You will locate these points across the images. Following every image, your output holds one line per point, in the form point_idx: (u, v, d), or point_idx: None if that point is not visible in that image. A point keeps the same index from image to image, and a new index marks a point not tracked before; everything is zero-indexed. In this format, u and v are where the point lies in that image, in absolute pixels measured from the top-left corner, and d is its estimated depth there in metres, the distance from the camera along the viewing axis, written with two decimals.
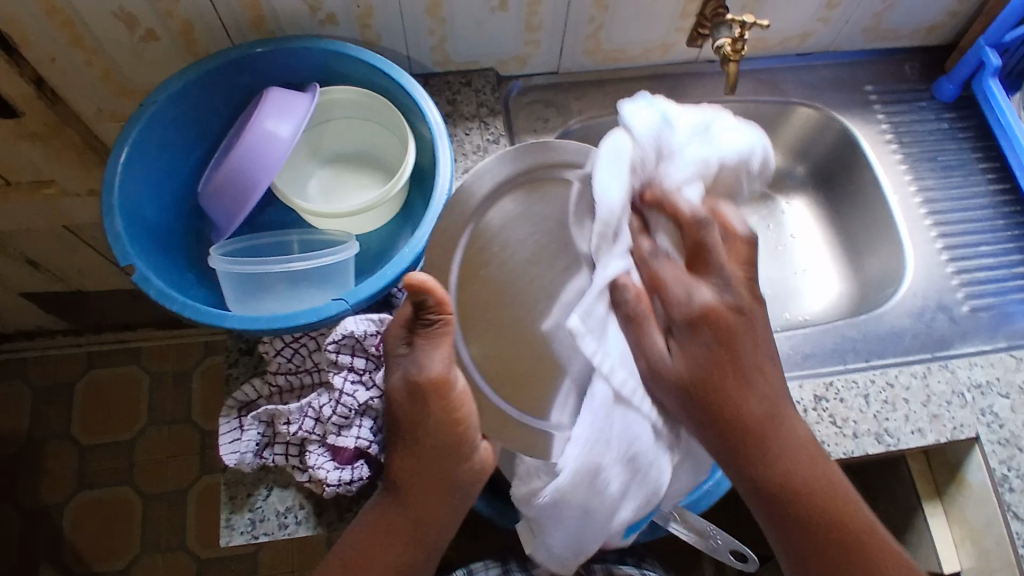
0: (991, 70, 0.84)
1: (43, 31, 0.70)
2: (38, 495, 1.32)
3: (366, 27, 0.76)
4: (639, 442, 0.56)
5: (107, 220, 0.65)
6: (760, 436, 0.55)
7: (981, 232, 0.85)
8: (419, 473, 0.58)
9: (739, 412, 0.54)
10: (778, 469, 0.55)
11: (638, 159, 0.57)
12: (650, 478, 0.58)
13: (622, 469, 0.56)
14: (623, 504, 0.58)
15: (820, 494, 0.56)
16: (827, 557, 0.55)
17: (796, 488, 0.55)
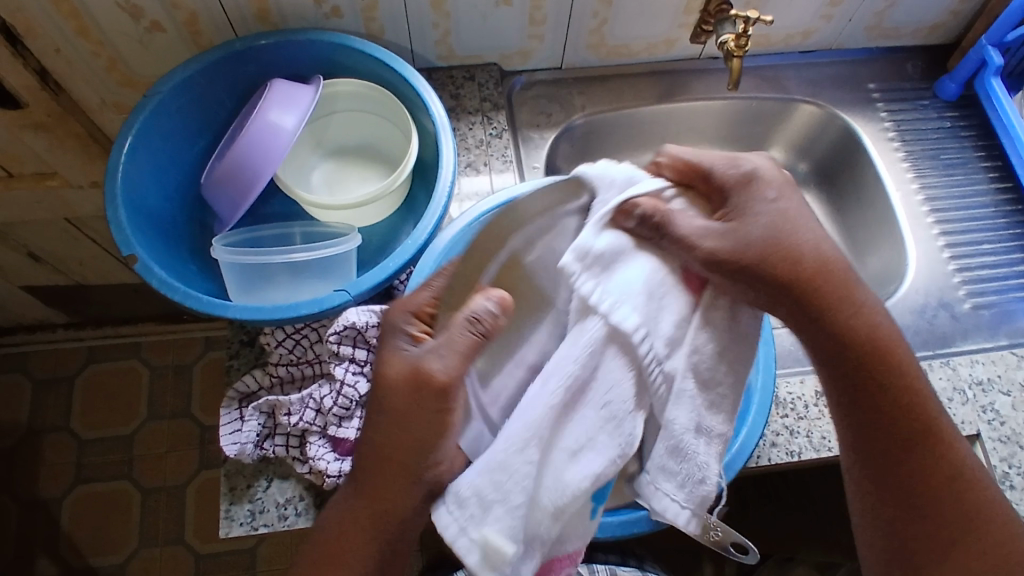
0: (993, 69, 0.84)
1: (48, 21, 0.70)
2: (37, 488, 1.32)
3: (370, 21, 0.76)
4: (614, 391, 0.48)
5: (110, 210, 0.65)
6: (828, 296, 0.51)
7: (983, 229, 0.85)
8: (387, 445, 0.52)
9: (799, 260, 0.50)
10: (848, 324, 0.51)
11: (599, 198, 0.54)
12: (625, 434, 0.49)
13: (595, 416, 0.49)
14: (586, 458, 0.48)
15: (886, 364, 0.52)
16: (906, 434, 0.53)
17: (857, 342, 0.51)
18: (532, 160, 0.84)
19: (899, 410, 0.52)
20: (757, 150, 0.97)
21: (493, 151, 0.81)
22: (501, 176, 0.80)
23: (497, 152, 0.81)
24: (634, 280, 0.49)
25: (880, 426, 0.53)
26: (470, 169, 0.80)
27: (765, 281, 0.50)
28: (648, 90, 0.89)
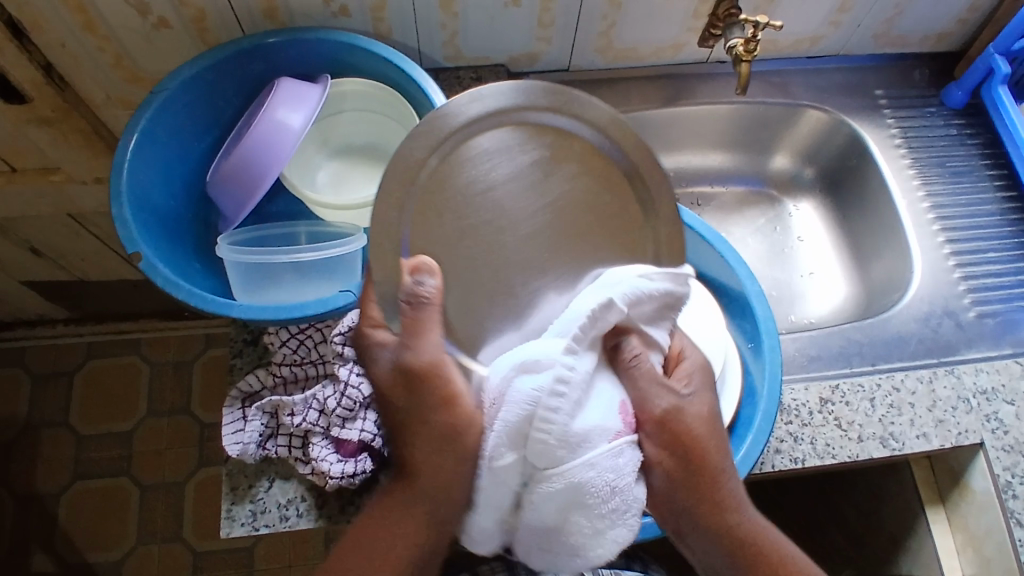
0: (1000, 77, 0.83)
1: (55, 15, 0.69)
2: (34, 483, 1.31)
3: (378, 20, 0.76)
4: (572, 378, 0.48)
5: (115, 206, 0.65)
6: (713, 478, 0.55)
7: (988, 238, 0.84)
8: (415, 446, 0.55)
9: (706, 467, 0.54)
10: (740, 522, 0.55)
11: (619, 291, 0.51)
12: (559, 427, 0.47)
13: (545, 388, 0.47)
14: (511, 415, 0.47)
15: (754, 548, 0.55)
16: (756, 570, 0.55)
17: (730, 543, 0.55)
18: None
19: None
20: (763, 155, 0.97)
21: None
22: None
23: None
24: (603, 399, 0.50)
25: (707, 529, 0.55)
26: None
27: (693, 484, 0.54)
28: (654, 93, 0.89)
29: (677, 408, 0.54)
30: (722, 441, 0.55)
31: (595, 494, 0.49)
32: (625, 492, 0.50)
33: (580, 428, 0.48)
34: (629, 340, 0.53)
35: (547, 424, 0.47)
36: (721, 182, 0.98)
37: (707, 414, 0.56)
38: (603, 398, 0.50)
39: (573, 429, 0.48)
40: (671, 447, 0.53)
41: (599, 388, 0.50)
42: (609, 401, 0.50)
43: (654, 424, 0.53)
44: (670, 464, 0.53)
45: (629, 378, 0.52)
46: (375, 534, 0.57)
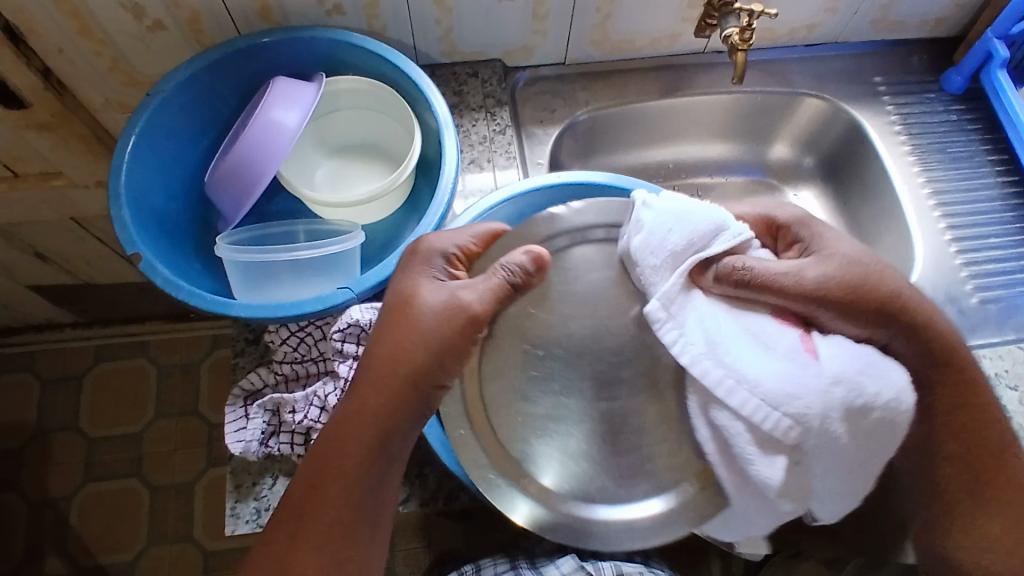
0: (1000, 61, 0.83)
1: (51, 20, 0.70)
2: (46, 486, 1.32)
3: (372, 17, 0.76)
4: (755, 378, 0.47)
5: (114, 209, 0.65)
6: (919, 315, 0.55)
7: (989, 223, 0.84)
8: (375, 384, 0.53)
9: (883, 281, 0.55)
10: (945, 338, 0.57)
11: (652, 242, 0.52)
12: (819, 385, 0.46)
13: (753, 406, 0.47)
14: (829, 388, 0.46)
15: (954, 358, 0.57)
16: (948, 404, 0.58)
17: (927, 357, 0.57)
18: (536, 156, 0.84)
19: (950, 384, 0.57)
20: (762, 144, 0.96)
21: (496, 148, 0.81)
22: (505, 172, 0.80)
23: (500, 149, 0.81)
24: (723, 326, 0.50)
25: (923, 369, 0.57)
26: (473, 166, 0.80)
27: (862, 309, 0.54)
28: (652, 84, 0.88)
29: (823, 269, 0.54)
30: (875, 266, 0.55)
31: (861, 389, 0.47)
32: (872, 367, 0.48)
33: (774, 384, 0.46)
34: (709, 271, 0.52)
35: (758, 392, 0.46)
36: (722, 172, 0.97)
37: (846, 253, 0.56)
38: (764, 331, 0.50)
39: (812, 388, 0.46)
40: (839, 295, 0.53)
41: (698, 299, 0.51)
42: (771, 332, 0.50)
43: (818, 296, 0.52)
44: (844, 310, 0.53)
45: (765, 287, 0.51)
46: (346, 448, 0.53)
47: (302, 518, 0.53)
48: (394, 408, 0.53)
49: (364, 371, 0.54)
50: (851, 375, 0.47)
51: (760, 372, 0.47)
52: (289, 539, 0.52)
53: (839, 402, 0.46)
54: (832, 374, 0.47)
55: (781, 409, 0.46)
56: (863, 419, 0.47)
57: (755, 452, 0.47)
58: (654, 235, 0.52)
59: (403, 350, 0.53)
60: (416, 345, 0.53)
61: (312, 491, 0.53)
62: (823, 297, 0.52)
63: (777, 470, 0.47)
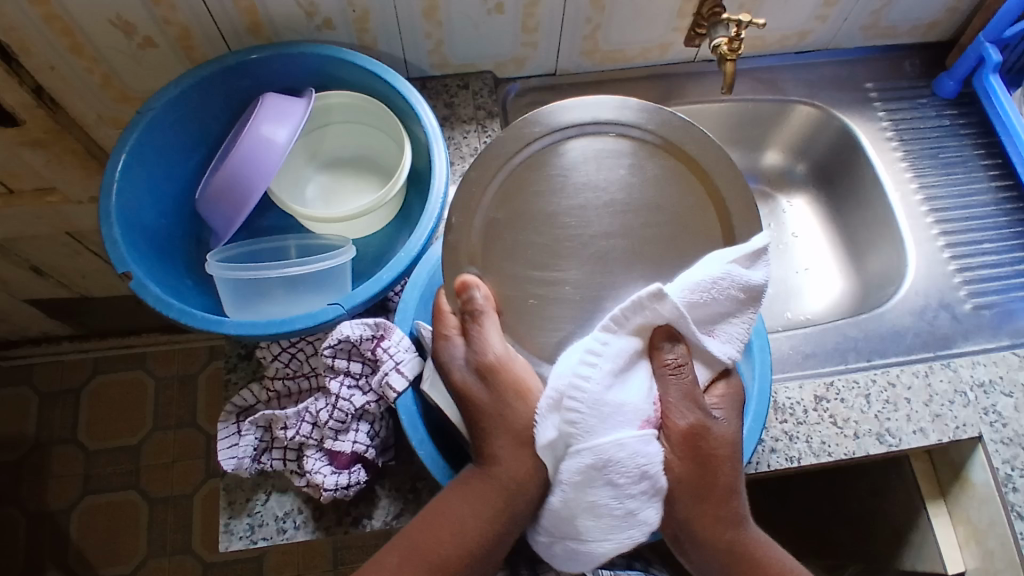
0: (992, 66, 0.83)
1: (42, 38, 0.70)
2: (44, 499, 1.32)
3: (363, 32, 0.76)
4: (592, 388, 0.49)
5: (104, 227, 0.65)
6: (730, 520, 0.53)
7: (983, 229, 0.84)
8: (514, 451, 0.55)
9: (723, 478, 0.52)
10: (752, 541, 0.54)
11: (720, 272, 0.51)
12: (609, 428, 0.49)
13: (575, 404, 0.49)
14: (609, 433, 0.49)
15: (755, 567, 0.54)
16: None
17: (730, 557, 0.53)
18: None
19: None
20: (754, 152, 0.96)
21: None
22: None
23: None
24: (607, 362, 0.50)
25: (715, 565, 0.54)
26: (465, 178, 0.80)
27: (686, 484, 0.52)
28: (643, 94, 0.88)
29: (704, 426, 0.51)
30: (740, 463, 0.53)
31: (625, 475, 0.49)
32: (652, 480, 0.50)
33: (614, 398, 0.49)
34: (666, 344, 0.51)
35: (580, 395, 0.49)
36: None
37: (733, 437, 0.53)
38: (638, 382, 0.51)
39: (603, 430, 0.49)
40: (690, 459, 0.51)
41: (625, 343, 0.51)
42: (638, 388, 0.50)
43: (672, 434, 0.51)
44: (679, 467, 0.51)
45: (667, 386, 0.51)
46: (468, 511, 0.54)
47: (421, 564, 0.54)
48: (528, 481, 0.54)
49: (489, 437, 0.56)
50: (614, 456, 0.49)
51: (604, 392, 0.49)
52: (396, 569, 0.54)
53: (596, 456, 0.49)
54: (622, 441, 0.49)
55: (579, 407, 0.49)
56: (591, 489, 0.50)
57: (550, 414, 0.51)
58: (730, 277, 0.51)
59: (532, 417, 0.55)
60: (519, 425, 0.55)
61: (429, 538, 0.54)
62: (682, 446, 0.51)
63: (549, 427, 0.51)
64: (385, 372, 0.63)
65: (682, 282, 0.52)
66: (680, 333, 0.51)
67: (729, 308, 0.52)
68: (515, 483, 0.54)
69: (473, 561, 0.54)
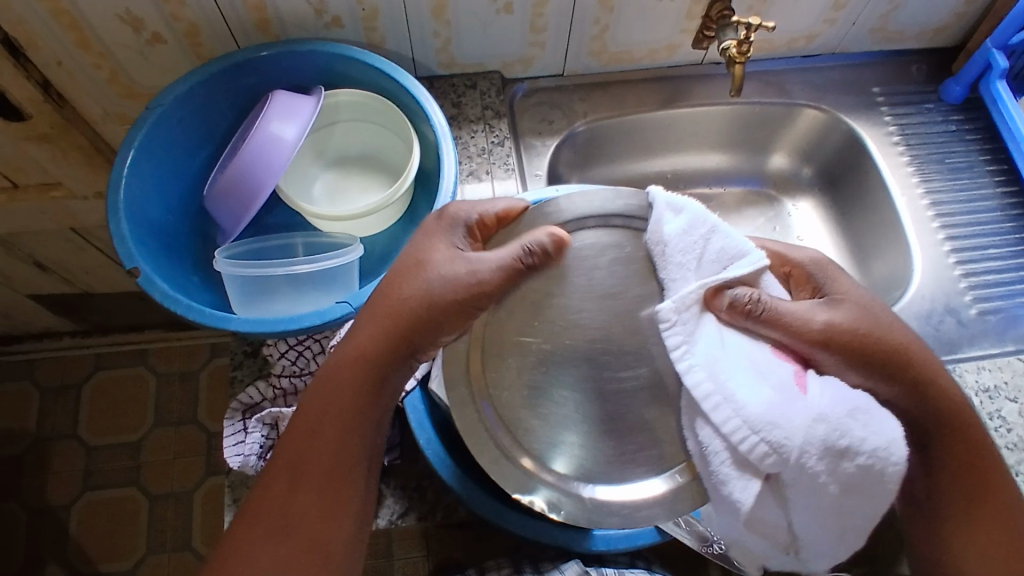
0: (999, 71, 0.83)
1: (50, 32, 0.70)
2: (44, 495, 1.32)
3: (371, 30, 0.76)
4: (741, 408, 0.47)
5: (112, 223, 0.65)
6: (933, 381, 0.57)
7: (988, 234, 0.84)
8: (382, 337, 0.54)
9: (894, 338, 0.56)
10: (947, 401, 0.57)
11: (670, 237, 0.53)
12: (784, 422, 0.46)
13: (749, 436, 0.46)
14: (795, 421, 0.46)
15: (963, 427, 0.57)
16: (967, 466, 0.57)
17: (944, 415, 0.57)
18: (535, 167, 0.84)
19: (954, 448, 0.57)
20: (761, 155, 0.96)
21: (495, 159, 0.81)
22: (503, 183, 0.80)
23: (498, 161, 0.81)
24: (710, 350, 0.50)
25: (948, 442, 0.57)
26: (472, 177, 0.80)
27: (875, 362, 0.55)
28: (651, 95, 0.88)
29: (832, 323, 0.54)
30: (883, 323, 0.56)
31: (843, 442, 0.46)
32: (858, 411, 0.48)
33: (760, 409, 0.47)
34: (729, 292, 0.52)
35: (740, 414, 0.47)
36: (722, 183, 0.97)
37: (860, 312, 0.56)
38: (742, 362, 0.50)
39: (790, 419, 0.46)
40: (848, 347, 0.54)
41: (706, 331, 0.51)
42: (743, 357, 0.50)
43: (819, 342, 0.53)
44: (851, 367, 0.55)
45: (773, 323, 0.52)
46: (337, 400, 0.53)
47: (299, 465, 0.52)
48: (387, 358, 0.54)
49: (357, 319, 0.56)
50: (836, 419, 0.47)
51: (762, 402, 0.47)
52: (286, 489, 0.52)
53: (830, 430, 0.46)
54: (819, 416, 0.47)
55: (760, 435, 0.46)
56: (841, 463, 0.47)
57: (728, 469, 0.48)
58: (673, 236, 0.53)
59: (397, 302, 0.54)
60: (410, 292, 0.54)
61: (306, 438, 0.53)
62: (821, 346, 0.53)
63: (745, 490, 0.47)
64: None
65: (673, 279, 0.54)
66: (727, 284, 0.52)
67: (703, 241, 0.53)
68: (375, 360, 0.54)
69: (356, 451, 0.53)
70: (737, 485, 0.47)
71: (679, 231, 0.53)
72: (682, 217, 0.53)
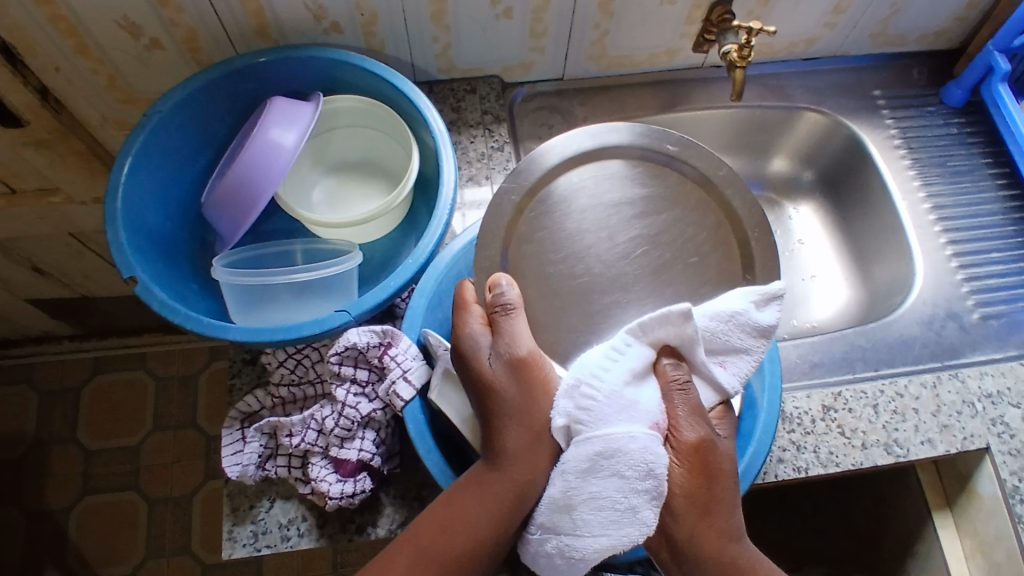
0: (1001, 75, 0.82)
1: (48, 39, 0.70)
2: (42, 498, 1.32)
3: (370, 35, 0.76)
4: (602, 387, 0.51)
5: (109, 231, 0.65)
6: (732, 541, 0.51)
7: (990, 238, 0.84)
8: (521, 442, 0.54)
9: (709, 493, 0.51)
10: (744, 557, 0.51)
11: (734, 313, 0.53)
12: (603, 420, 0.50)
13: (579, 404, 0.51)
14: (608, 424, 0.50)
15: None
16: None
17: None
18: None
19: None
20: (762, 158, 0.96)
21: (494, 164, 0.81)
22: None
23: (498, 166, 0.81)
24: (630, 365, 0.51)
25: None
26: (471, 182, 0.80)
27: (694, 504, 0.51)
28: (650, 100, 0.88)
29: (711, 442, 0.52)
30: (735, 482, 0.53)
31: (633, 468, 0.49)
32: (655, 478, 0.49)
33: (629, 395, 0.51)
34: (667, 361, 0.53)
35: (595, 387, 0.51)
36: None
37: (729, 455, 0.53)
38: (649, 392, 0.52)
39: (614, 419, 0.50)
40: (699, 473, 0.51)
41: (639, 352, 0.52)
42: (652, 401, 0.52)
43: (676, 448, 0.51)
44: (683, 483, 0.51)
45: (674, 400, 0.52)
46: (478, 513, 0.53)
47: (423, 555, 0.53)
48: (533, 477, 0.54)
49: (493, 423, 0.55)
50: (639, 455, 0.49)
51: (627, 395, 0.51)
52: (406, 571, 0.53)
53: (606, 443, 0.49)
54: (635, 433, 0.49)
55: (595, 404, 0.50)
56: (598, 472, 0.50)
57: (562, 401, 0.52)
58: (744, 320, 0.53)
59: (532, 411, 0.54)
60: (536, 409, 0.54)
61: (438, 537, 0.53)
62: (688, 458, 0.51)
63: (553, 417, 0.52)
64: (392, 380, 0.62)
65: (710, 309, 0.54)
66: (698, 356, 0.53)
67: (736, 347, 0.54)
68: (520, 480, 0.54)
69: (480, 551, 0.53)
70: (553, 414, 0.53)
71: (745, 314, 0.53)
72: (760, 316, 0.53)
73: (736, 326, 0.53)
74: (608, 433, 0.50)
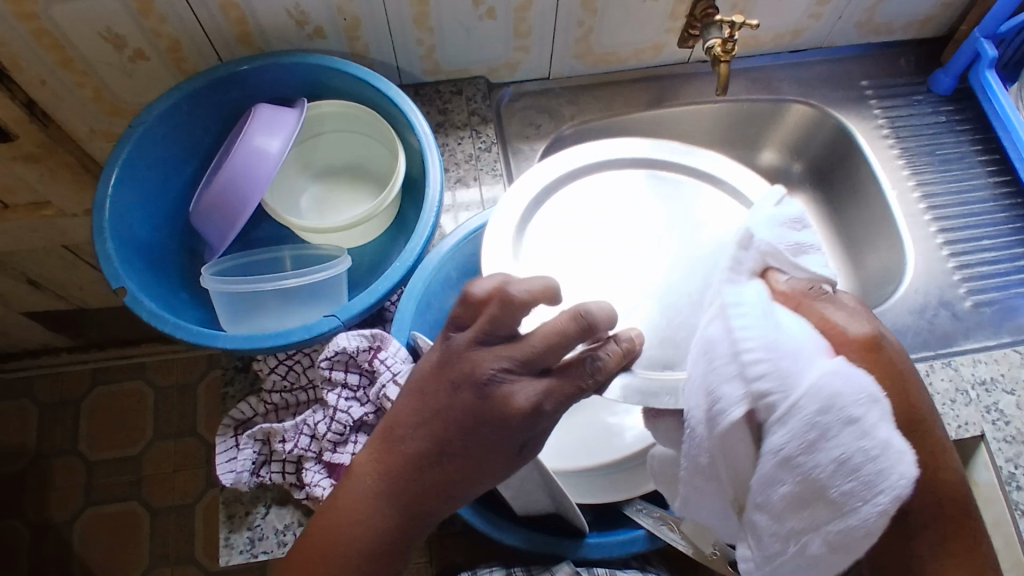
0: (988, 60, 0.82)
1: (33, 54, 0.70)
2: (46, 511, 1.32)
3: (354, 40, 0.76)
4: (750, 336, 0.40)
5: (98, 243, 0.65)
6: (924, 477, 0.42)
7: (981, 225, 0.84)
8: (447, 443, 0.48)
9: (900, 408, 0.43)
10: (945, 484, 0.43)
11: (782, 217, 0.46)
12: (782, 378, 0.38)
13: (748, 382, 0.39)
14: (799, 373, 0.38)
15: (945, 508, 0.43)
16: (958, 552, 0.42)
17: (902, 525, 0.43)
18: (522, 172, 0.84)
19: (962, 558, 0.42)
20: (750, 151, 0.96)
21: (482, 165, 0.81)
22: (491, 189, 0.80)
23: (486, 166, 0.81)
24: (757, 300, 0.42)
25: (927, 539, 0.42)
26: (459, 184, 0.80)
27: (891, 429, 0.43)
28: (638, 96, 0.88)
29: (879, 335, 0.44)
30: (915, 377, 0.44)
31: (858, 403, 0.37)
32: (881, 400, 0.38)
33: (786, 335, 0.40)
34: (779, 281, 0.45)
35: (751, 343, 0.40)
36: None
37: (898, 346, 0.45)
38: (792, 322, 0.41)
39: (797, 369, 0.39)
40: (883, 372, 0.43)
41: (753, 285, 0.43)
42: (798, 325, 0.41)
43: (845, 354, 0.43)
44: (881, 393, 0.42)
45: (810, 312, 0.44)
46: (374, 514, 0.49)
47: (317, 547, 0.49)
48: (452, 478, 0.48)
49: (438, 449, 0.48)
50: (847, 387, 0.38)
51: (785, 337, 0.40)
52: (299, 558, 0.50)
53: (818, 397, 0.37)
54: (833, 364, 0.38)
55: (771, 362, 0.39)
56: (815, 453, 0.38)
57: (722, 375, 0.40)
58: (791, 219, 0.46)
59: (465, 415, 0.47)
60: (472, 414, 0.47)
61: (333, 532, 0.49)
62: (864, 357, 0.43)
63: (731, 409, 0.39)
64: (382, 383, 0.62)
65: (760, 224, 0.46)
66: (784, 268, 0.45)
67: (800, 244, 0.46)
68: (431, 478, 0.48)
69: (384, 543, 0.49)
70: (730, 406, 0.39)
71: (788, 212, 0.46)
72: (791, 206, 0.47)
73: (794, 227, 0.46)
74: (809, 380, 0.38)
